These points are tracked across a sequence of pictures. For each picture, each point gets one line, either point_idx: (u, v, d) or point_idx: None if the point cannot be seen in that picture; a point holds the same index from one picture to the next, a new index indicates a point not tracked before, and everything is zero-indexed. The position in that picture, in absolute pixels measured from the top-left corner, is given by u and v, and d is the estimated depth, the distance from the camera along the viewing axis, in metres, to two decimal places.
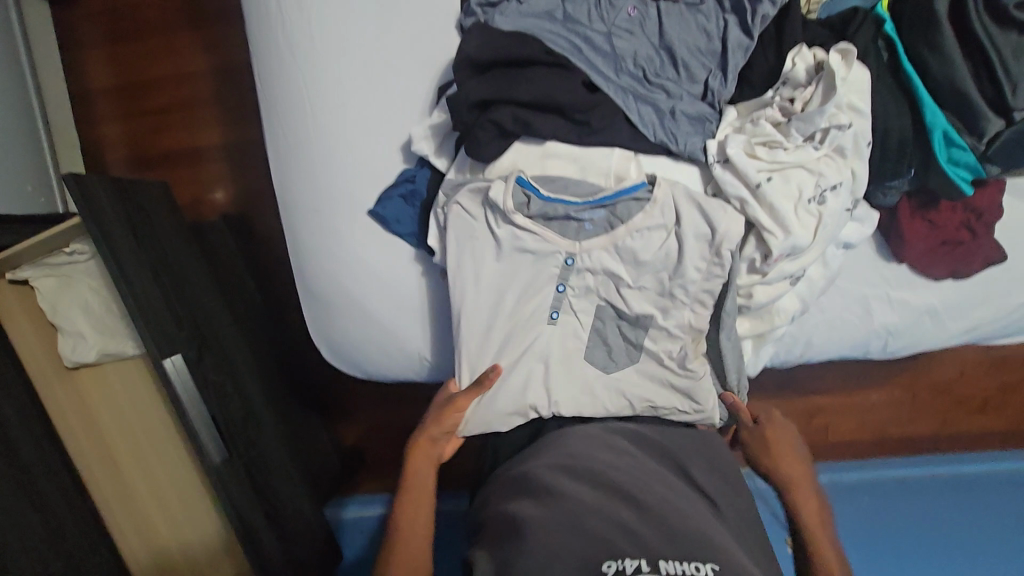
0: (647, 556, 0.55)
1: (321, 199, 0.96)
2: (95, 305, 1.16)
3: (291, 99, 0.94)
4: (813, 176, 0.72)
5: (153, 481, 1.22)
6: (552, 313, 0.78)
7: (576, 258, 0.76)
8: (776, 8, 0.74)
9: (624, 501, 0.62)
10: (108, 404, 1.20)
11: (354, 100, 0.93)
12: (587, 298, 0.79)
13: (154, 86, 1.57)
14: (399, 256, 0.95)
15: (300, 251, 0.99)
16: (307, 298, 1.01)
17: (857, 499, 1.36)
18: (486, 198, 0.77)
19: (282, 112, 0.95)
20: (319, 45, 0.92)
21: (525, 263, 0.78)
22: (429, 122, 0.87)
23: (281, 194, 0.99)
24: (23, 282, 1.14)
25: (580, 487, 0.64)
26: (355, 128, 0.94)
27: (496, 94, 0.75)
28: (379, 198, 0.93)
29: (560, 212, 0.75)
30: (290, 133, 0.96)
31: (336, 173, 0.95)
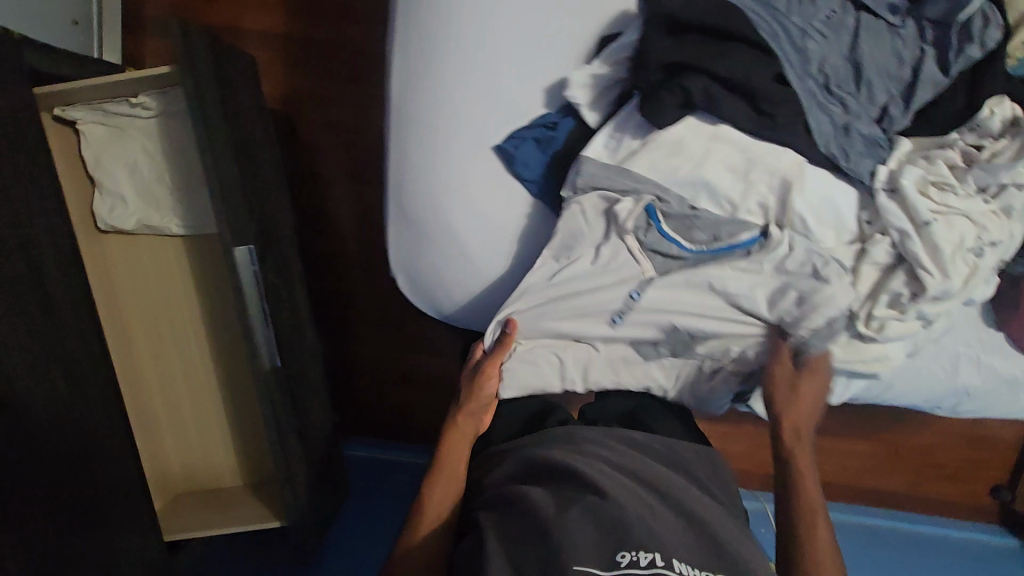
0: (660, 552, 0.57)
1: (444, 123, 0.90)
2: (143, 169, 1.06)
3: (441, 9, 0.88)
4: (975, 228, 0.73)
5: (173, 373, 1.16)
6: (615, 316, 0.82)
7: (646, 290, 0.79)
8: (981, 52, 0.74)
9: (639, 497, 0.65)
10: (134, 278, 1.12)
11: (507, 28, 0.87)
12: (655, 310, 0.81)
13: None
14: (511, 200, 0.91)
15: (405, 172, 0.93)
16: (398, 222, 0.95)
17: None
18: (609, 210, 0.79)
19: (425, 20, 0.89)
20: None
21: (610, 281, 0.81)
22: (592, 70, 0.82)
23: (397, 106, 0.92)
24: (71, 122, 1.03)
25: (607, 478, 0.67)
26: (498, 57, 0.88)
27: (692, 59, 0.71)
28: (512, 135, 0.88)
29: (669, 249, 0.78)
30: (429, 45, 0.89)
31: (468, 99, 0.89)
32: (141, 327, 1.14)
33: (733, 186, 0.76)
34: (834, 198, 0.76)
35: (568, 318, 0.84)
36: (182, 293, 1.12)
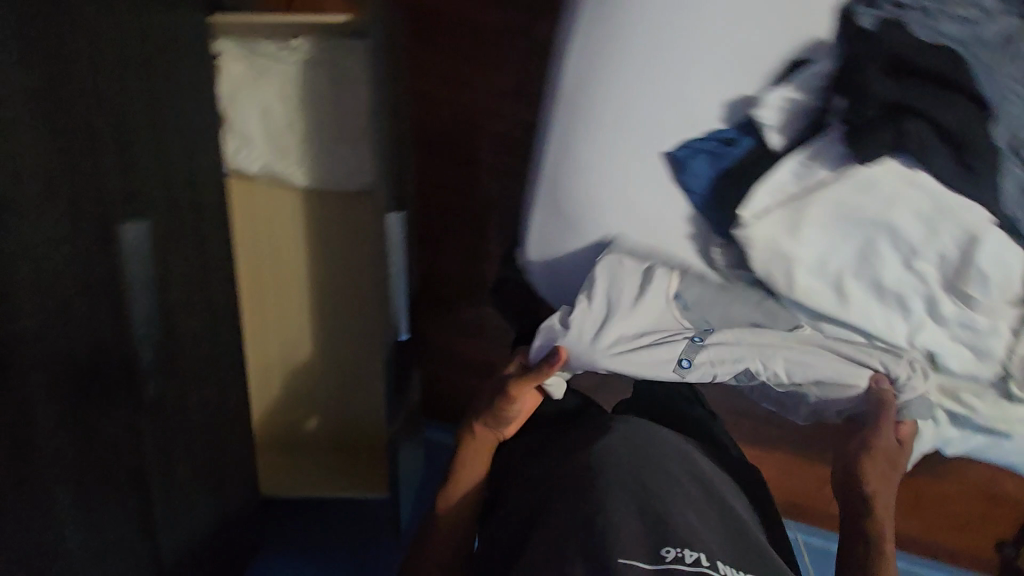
0: (705, 552, 0.73)
1: (619, 123, 0.89)
2: (275, 114, 1.01)
3: (640, 7, 0.86)
4: None
5: (286, 337, 1.15)
6: (682, 360, 0.88)
7: (703, 338, 0.88)
8: None
9: (679, 493, 0.80)
10: (261, 227, 1.08)
11: (704, 37, 0.85)
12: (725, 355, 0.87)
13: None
14: (672, 211, 0.90)
15: (567, 165, 0.92)
16: (548, 214, 0.95)
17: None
18: (647, 272, 0.89)
19: (619, 15, 0.87)
20: None
21: (652, 324, 0.89)
22: (784, 95, 0.82)
23: (568, 98, 0.91)
24: (212, 54, 0.98)
25: (650, 470, 0.82)
26: (689, 65, 0.87)
27: (910, 102, 0.74)
28: (684, 145, 0.87)
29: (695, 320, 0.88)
30: (619, 41, 0.87)
31: (649, 102, 0.88)
32: (260, 277, 1.11)
33: (916, 235, 0.77)
34: (1010, 264, 0.76)
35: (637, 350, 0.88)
36: (308, 256, 1.09)
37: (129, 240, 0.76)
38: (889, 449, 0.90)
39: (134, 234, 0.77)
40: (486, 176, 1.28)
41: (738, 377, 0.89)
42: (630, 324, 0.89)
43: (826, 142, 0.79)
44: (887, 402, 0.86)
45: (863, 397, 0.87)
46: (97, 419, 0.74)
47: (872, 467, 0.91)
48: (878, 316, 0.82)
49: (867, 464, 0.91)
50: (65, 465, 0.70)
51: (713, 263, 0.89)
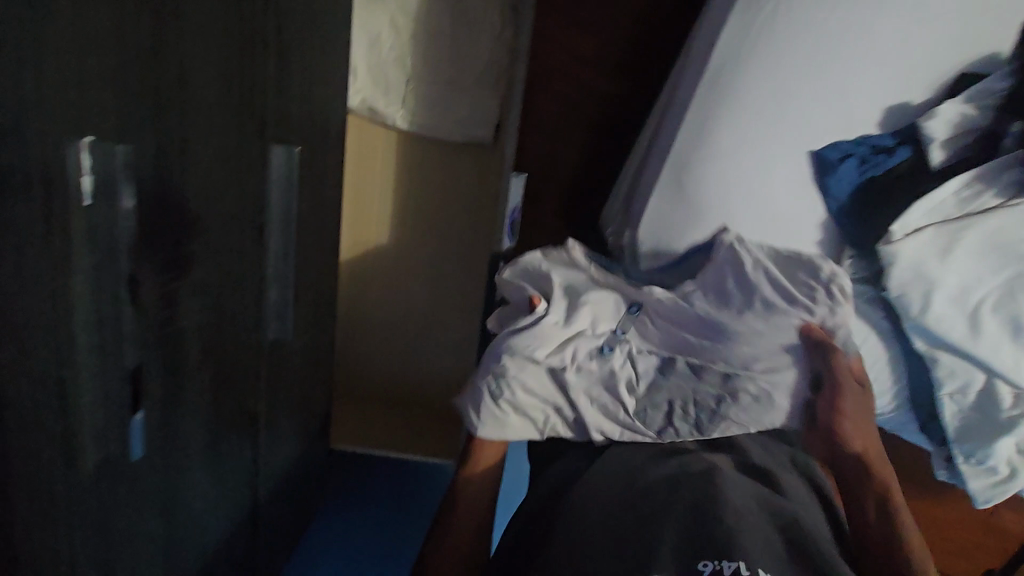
0: (746, 560, 0.51)
1: (770, 119, 0.83)
2: (385, 48, 0.91)
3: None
4: None
5: (382, 301, 1.08)
6: (602, 348, 0.72)
7: (640, 309, 0.75)
8: None
9: (717, 492, 0.58)
10: (379, 183, 1.01)
11: (882, 41, 0.79)
12: (630, 333, 0.73)
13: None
14: (810, 220, 0.85)
15: (705, 156, 0.85)
16: (673, 205, 0.88)
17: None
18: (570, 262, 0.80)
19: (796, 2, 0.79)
20: None
21: (590, 334, 0.72)
22: (961, 108, 0.78)
23: (717, 76, 0.83)
24: None
25: (694, 479, 0.60)
26: (859, 68, 0.80)
27: None
28: (841, 147, 0.81)
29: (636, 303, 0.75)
30: (790, 30, 0.80)
31: (807, 102, 0.81)
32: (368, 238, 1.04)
33: None
34: None
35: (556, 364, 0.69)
36: (421, 222, 1.03)
37: (277, 166, 0.56)
38: (856, 395, 0.70)
39: (280, 159, 0.56)
40: (576, 153, 1.20)
41: (671, 372, 0.71)
42: (547, 339, 0.69)
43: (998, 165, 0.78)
44: (820, 351, 0.69)
45: (794, 352, 0.70)
46: (189, 397, 0.47)
47: (855, 398, 0.69)
48: (1008, 356, 0.80)
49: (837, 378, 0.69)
50: (201, 434, 0.50)
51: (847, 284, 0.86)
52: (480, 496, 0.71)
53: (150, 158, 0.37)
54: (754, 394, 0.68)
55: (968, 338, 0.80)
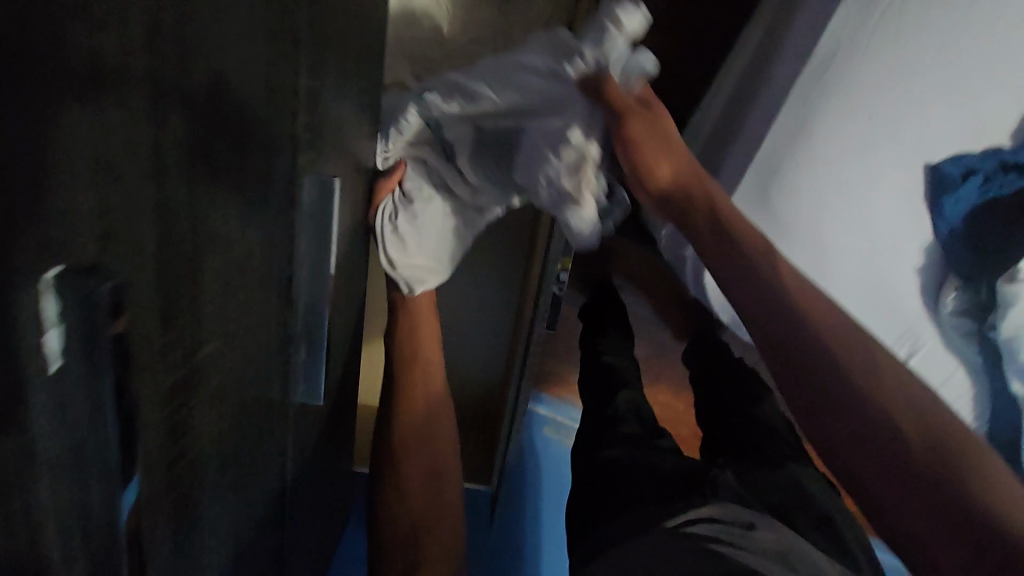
0: None
1: (883, 126, 0.69)
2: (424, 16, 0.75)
3: None
4: None
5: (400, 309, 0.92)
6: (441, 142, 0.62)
7: (433, 96, 0.60)
8: None
9: None
10: None
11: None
12: (467, 129, 0.61)
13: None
14: (912, 245, 0.73)
15: (800, 166, 0.72)
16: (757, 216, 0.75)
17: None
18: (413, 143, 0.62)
19: None
20: None
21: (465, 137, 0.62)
22: None
23: (825, 64, 0.68)
24: None
25: (771, 553, 0.57)
26: (995, 72, 0.66)
27: None
28: (974, 167, 0.69)
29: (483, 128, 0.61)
30: (921, 18, 0.65)
31: (929, 109, 0.68)
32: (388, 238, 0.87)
33: None
34: None
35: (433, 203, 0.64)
36: None
37: (312, 207, 0.41)
38: (640, 116, 0.55)
39: (314, 192, 0.41)
40: None
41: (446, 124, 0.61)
42: (433, 179, 0.64)
43: None
44: (597, 99, 0.56)
45: (557, 138, 0.57)
46: (207, 504, 0.37)
47: (652, 146, 0.55)
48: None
49: (639, 142, 0.55)
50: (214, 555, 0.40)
51: (944, 318, 0.76)
52: (427, 425, 0.68)
53: (150, 265, 0.25)
54: (465, 92, 0.60)
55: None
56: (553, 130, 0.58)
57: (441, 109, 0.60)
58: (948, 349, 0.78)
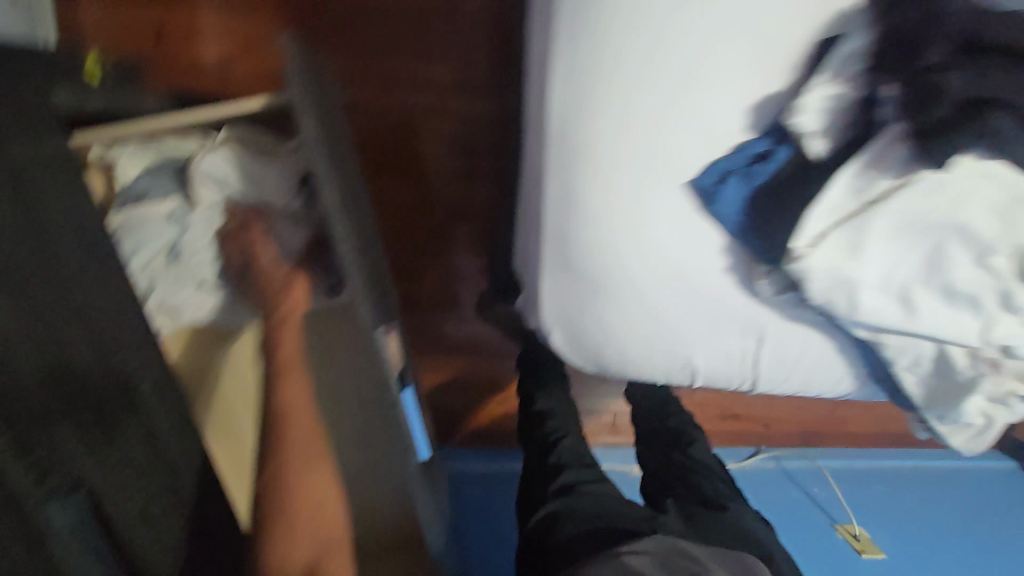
0: None
1: (626, 165, 0.74)
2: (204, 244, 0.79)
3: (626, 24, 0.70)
4: None
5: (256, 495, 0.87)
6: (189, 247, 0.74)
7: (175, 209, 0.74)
8: None
9: None
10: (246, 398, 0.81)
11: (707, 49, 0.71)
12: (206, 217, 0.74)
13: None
14: (703, 245, 0.76)
15: (572, 222, 0.76)
16: (558, 273, 0.79)
17: (871, 487, 1.69)
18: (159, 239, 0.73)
19: (601, 39, 0.70)
20: None
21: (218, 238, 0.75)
22: (826, 91, 0.68)
23: (560, 134, 0.74)
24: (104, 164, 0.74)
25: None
26: (694, 85, 0.71)
27: (994, 92, 0.59)
28: (715, 168, 0.72)
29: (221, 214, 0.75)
30: (605, 72, 0.71)
31: (657, 136, 0.73)
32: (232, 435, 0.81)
33: (989, 230, 0.68)
34: None
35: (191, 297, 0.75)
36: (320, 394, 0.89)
37: (67, 529, 0.45)
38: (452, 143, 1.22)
39: (67, 515, 0.46)
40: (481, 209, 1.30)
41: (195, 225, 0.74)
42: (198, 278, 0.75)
43: (891, 136, 0.66)
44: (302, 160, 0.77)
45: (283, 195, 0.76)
46: None
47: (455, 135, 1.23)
48: (963, 320, 0.73)
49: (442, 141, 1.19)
50: None
51: (767, 301, 0.78)
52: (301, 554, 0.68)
53: None
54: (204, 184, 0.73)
55: (918, 310, 0.72)
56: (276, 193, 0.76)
57: (181, 204, 0.74)
58: (790, 322, 0.80)
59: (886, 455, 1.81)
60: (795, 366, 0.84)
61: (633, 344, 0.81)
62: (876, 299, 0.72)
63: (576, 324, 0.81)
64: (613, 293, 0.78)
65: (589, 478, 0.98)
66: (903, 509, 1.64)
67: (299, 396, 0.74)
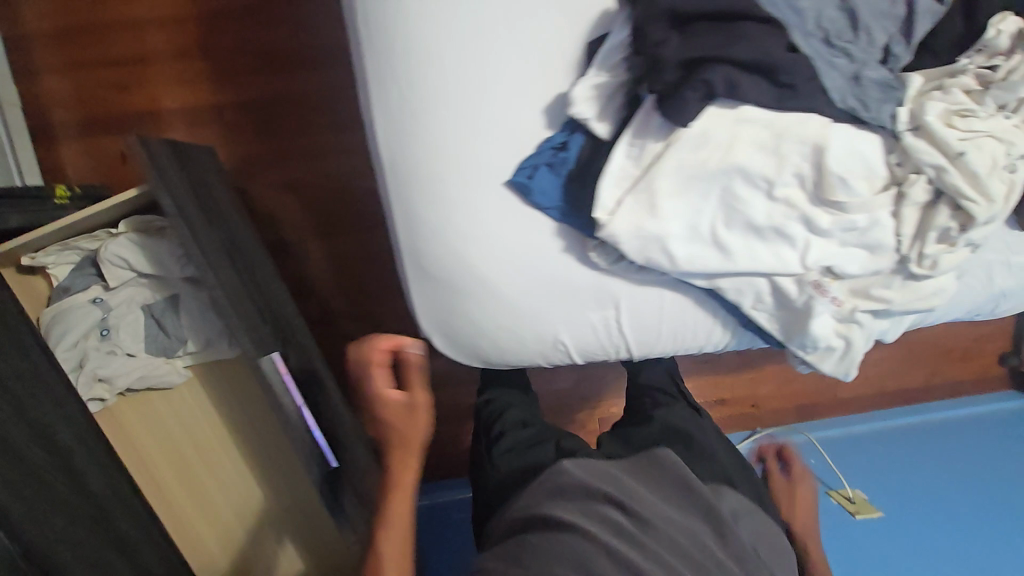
0: None
1: (451, 178, 0.85)
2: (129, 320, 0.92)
3: (417, 69, 0.83)
4: (1002, 146, 0.73)
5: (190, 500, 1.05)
6: (109, 328, 0.91)
7: (95, 295, 0.91)
8: (943, 4, 0.75)
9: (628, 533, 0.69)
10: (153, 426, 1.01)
11: (492, 72, 0.83)
12: (121, 296, 0.92)
13: (96, 35, 1.36)
14: (535, 231, 0.86)
15: (418, 236, 0.87)
16: (423, 283, 0.90)
17: (872, 447, 1.62)
18: (87, 323, 0.90)
19: (402, 84, 0.83)
20: (456, 8, 0.82)
21: (134, 313, 0.92)
22: (592, 82, 0.78)
23: (391, 166, 0.86)
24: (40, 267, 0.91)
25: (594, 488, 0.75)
26: (489, 102, 0.83)
27: (707, 51, 0.68)
28: (522, 165, 0.83)
29: (132, 292, 0.92)
30: (412, 110, 0.84)
31: (470, 149, 0.84)
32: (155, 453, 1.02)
33: (765, 166, 0.75)
34: (860, 151, 0.75)
35: (118, 366, 0.91)
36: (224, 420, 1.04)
37: None
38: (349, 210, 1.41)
39: None
40: None
41: (112, 306, 0.91)
42: (121, 350, 0.92)
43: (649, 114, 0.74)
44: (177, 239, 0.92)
45: (170, 267, 0.92)
46: None
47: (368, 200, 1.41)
48: (777, 251, 0.79)
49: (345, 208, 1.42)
50: None
51: (612, 269, 0.86)
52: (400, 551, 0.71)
53: None
54: (115, 271, 0.90)
55: (732, 249, 0.79)
56: (164, 267, 0.92)
57: (100, 290, 0.91)
58: (639, 287, 0.88)
59: (888, 417, 1.75)
60: (660, 325, 0.91)
61: (503, 331, 0.90)
62: (691, 247, 0.79)
63: (451, 323, 0.91)
64: (471, 290, 0.88)
65: (531, 436, 1.02)
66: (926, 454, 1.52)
67: (404, 490, 0.74)
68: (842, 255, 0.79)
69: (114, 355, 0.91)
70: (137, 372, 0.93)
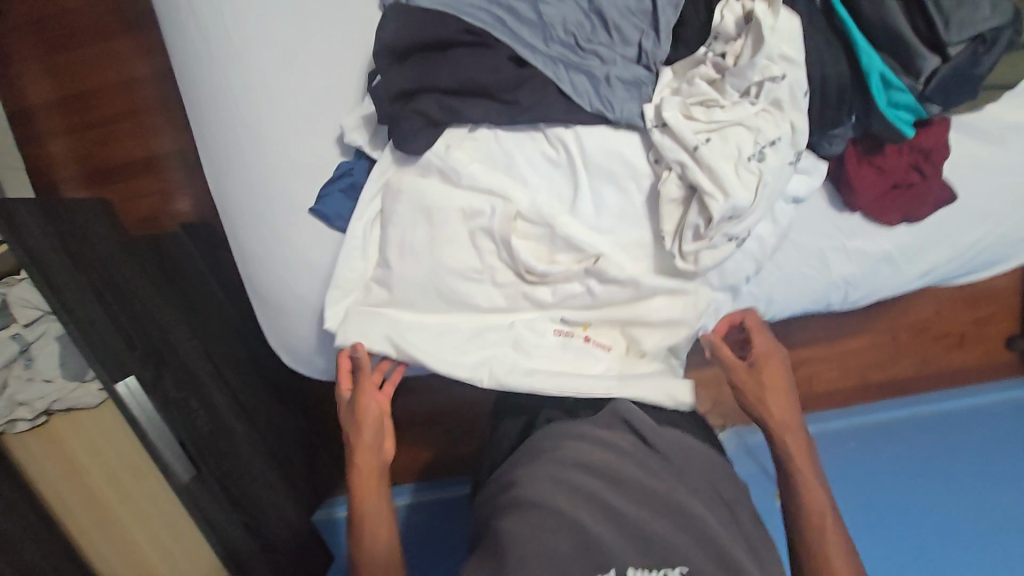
0: (616, 567, 0.62)
1: (265, 209, 0.91)
2: (44, 351, 1.10)
3: (223, 114, 0.90)
4: (751, 133, 0.70)
5: (125, 514, 1.15)
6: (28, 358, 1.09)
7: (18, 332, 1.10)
8: None
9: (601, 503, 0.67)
10: (88, 446, 1.12)
11: (289, 111, 0.89)
12: (38, 331, 1.10)
13: (86, 97, 1.49)
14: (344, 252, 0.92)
15: (248, 264, 0.95)
16: (261, 306, 0.97)
17: (842, 448, 1.38)
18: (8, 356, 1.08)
19: (213, 129, 0.91)
20: (248, 55, 0.87)
21: (47, 345, 1.10)
22: (359, 112, 0.84)
23: (220, 203, 0.94)
24: None
25: (578, 447, 0.72)
26: (291, 137, 0.89)
27: (418, 83, 0.73)
28: (319, 194, 0.90)
29: (43, 328, 1.11)
30: (225, 151, 0.91)
31: (278, 182, 0.90)
32: (94, 473, 1.12)
33: (507, 179, 0.77)
34: (612, 151, 0.76)
35: (24, 392, 1.05)
36: None
37: None
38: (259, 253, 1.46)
39: None
40: None
41: (26, 340, 1.09)
42: (34, 378, 1.07)
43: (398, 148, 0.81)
44: None
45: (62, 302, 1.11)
46: None
47: None
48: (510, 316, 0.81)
49: None
50: None
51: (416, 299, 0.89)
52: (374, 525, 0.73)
53: None
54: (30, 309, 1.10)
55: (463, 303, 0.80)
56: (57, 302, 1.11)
57: (20, 328, 1.10)
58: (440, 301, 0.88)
59: (868, 408, 1.46)
60: None
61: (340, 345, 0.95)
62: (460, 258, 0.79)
63: (293, 341, 0.97)
64: (298, 311, 0.94)
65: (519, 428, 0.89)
66: (938, 442, 1.35)
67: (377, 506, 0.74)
68: (577, 313, 0.81)
69: (29, 381, 1.07)
70: (49, 394, 1.06)
